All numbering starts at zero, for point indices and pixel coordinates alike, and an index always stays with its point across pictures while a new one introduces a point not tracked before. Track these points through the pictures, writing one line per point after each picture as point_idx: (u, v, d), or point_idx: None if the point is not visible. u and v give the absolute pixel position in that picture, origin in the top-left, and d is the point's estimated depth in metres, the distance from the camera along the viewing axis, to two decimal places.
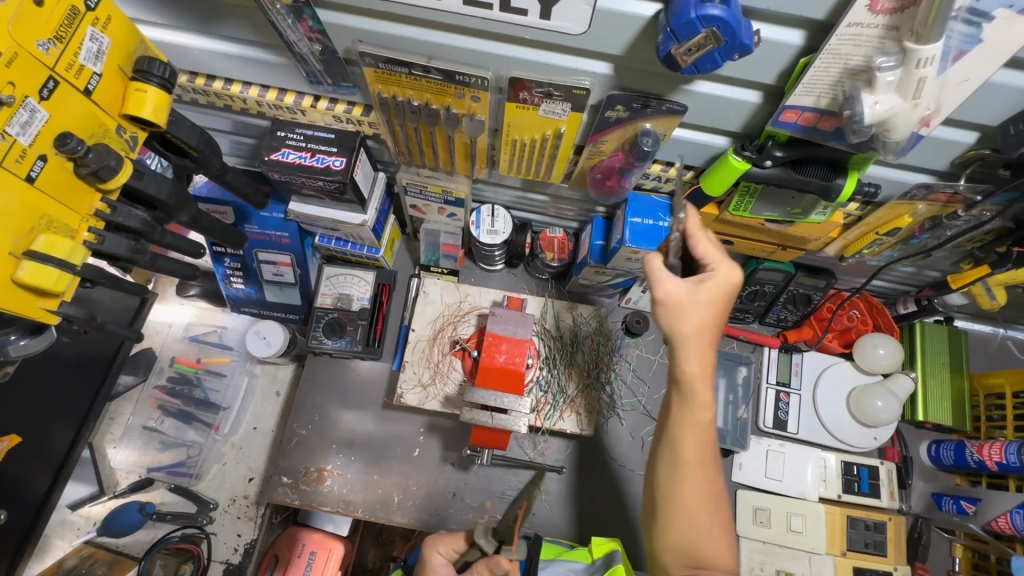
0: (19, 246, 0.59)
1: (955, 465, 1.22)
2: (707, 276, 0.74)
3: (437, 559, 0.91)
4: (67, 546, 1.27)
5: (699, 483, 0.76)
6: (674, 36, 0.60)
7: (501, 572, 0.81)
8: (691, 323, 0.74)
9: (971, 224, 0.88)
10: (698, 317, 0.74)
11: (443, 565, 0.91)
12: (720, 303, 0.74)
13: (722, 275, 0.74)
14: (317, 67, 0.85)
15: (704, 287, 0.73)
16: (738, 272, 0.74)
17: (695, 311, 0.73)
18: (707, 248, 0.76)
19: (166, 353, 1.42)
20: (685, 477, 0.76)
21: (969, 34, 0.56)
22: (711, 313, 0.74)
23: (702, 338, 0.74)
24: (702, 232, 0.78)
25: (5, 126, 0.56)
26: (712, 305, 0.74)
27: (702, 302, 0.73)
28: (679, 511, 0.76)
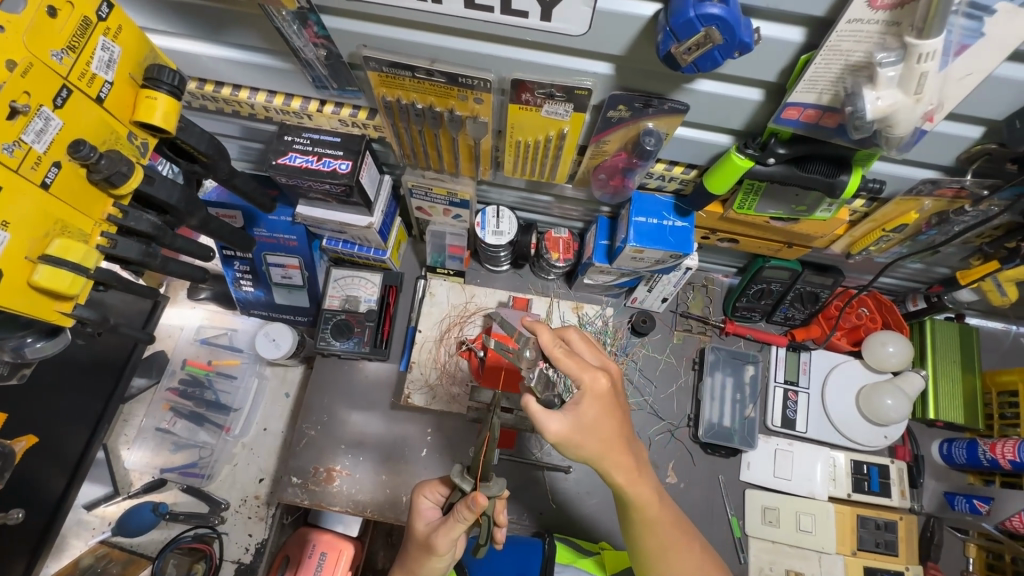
0: (34, 250, 0.61)
1: (968, 464, 1.21)
2: (581, 398, 0.75)
3: (423, 503, 0.91)
4: (83, 545, 1.29)
5: (660, 528, 0.83)
6: (674, 35, 0.60)
7: (476, 508, 0.77)
8: (592, 448, 0.75)
9: (979, 220, 0.87)
10: (597, 435, 0.75)
11: (428, 509, 0.90)
12: (602, 410, 0.75)
13: (589, 388, 0.75)
14: (323, 72, 0.87)
15: (581, 411, 0.74)
16: (603, 379, 0.75)
17: (589, 436, 0.74)
18: (570, 365, 0.76)
19: (177, 356, 1.45)
20: (654, 530, 0.83)
21: (970, 27, 0.56)
22: (605, 425, 0.75)
23: (609, 435, 0.75)
24: (559, 347, 0.76)
25: (21, 134, 0.58)
26: (598, 419, 0.75)
27: (590, 425, 0.74)
28: (663, 560, 0.84)
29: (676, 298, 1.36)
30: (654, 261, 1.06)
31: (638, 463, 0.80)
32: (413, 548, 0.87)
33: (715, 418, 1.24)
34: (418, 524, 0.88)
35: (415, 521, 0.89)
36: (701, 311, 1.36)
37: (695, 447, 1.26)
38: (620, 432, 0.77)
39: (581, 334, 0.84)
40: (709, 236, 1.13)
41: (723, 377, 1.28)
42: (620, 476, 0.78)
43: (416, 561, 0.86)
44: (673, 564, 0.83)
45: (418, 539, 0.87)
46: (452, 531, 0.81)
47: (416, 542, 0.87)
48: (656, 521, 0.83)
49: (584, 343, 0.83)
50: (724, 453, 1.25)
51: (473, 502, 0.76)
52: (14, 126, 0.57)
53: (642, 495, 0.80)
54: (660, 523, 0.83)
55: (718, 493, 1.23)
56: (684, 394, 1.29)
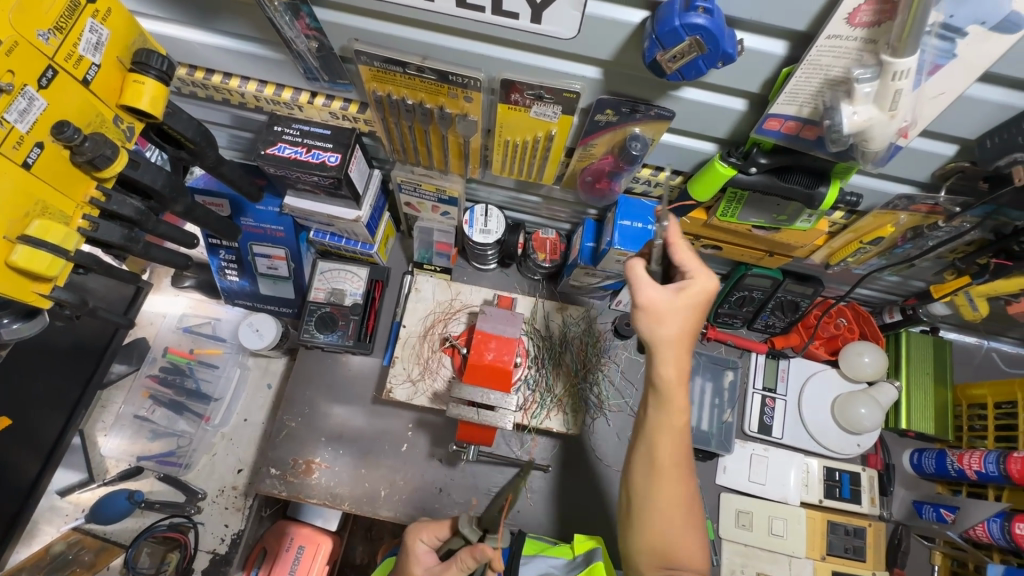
0: (13, 230, 0.60)
1: (936, 473, 1.23)
2: (689, 285, 0.77)
3: (420, 547, 0.91)
4: (55, 531, 1.28)
5: (669, 475, 0.80)
6: (659, 43, 0.62)
7: (482, 559, 0.79)
8: (669, 329, 0.77)
9: (952, 235, 0.89)
10: (679, 323, 0.78)
11: (425, 553, 0.91)
12: (695, 311, 0.78)
13: (703, 281, 0.78)
14: (314, 64, 0.86)
15: (687, 289, 0.77)
16: (718, 281, 0.77)
17: (674, 320, 0.77)
18: (691, 257, 0.79)
19: (159, 343, 1.44)
20: (661, 475, 0.80)
21: (943, 48, 0.57)
22: (682, 320, 0.78)
23: (682, 321, 0.78)
24: (683, 243, 0.80)
25: (3, 113, 0.57)
26: (689, 309, 0.77)
27: (687, 311, 0.77)
28: (653, 512, 0.80)
29: None
30: None
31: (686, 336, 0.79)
32: None
33: (693, 422, 1.26)
34: (417, 570, 0.88)
35: (413, 563, 0.89)
36: None
37: None
38: (693, 334, 0.79)
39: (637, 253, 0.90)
40: (693, 242, 1.15)
41: (702, 382, 1.30)
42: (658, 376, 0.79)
43: None
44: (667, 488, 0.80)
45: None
46: None
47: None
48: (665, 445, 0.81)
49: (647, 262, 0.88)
50: (701, 456, 1.27)
51: (482, 555, 0.79)
52: None
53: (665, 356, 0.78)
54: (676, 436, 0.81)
55: None
56: None
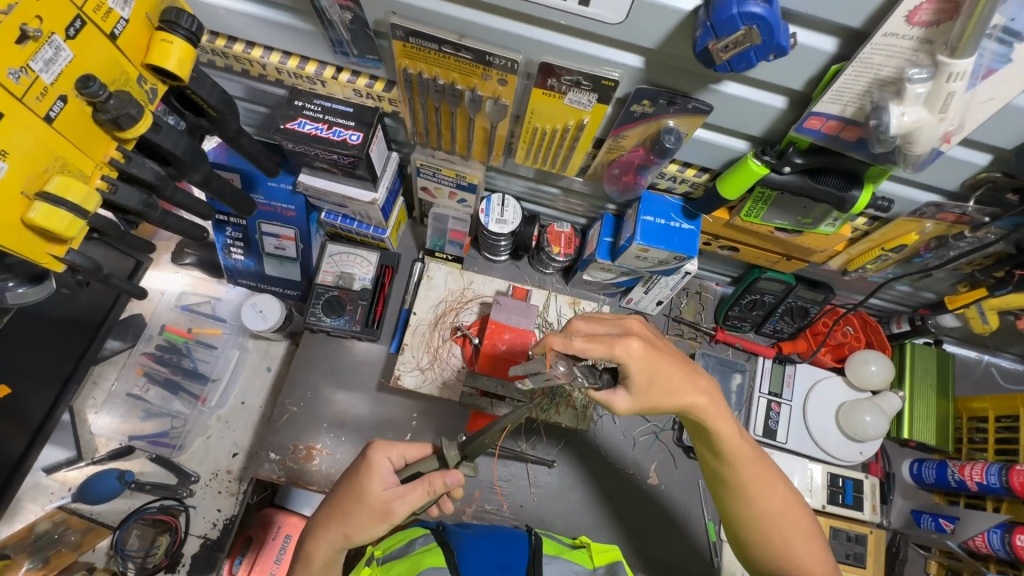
0: (31, 186, 0.57)
1: (936, 483, 1.25)
2: (625, 371, 0.75)
3: (383, 464, 0.81)
4: (39, 510, 1.24)
5: (776, 516, 0.81)
6: (713, 31, 0.61)
7: (451, 484, 0.78)
8: (669, 402, 0.77)
9: (975, 246, 0.90)
10: (663, 384, 0.76)
11: (388, 472, 0.81)
12: (651, 359, 0.75)
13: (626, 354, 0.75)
14: (344, 37, 0.84)
15: (630, 383, 0.76)
16: (631, 343, 0.74)
17: (655, 391, 0.76)
18: (598, 347, 0.74)
19: (156, 320, 1.39)
20: (768, 520, 0.81)
21: (999, 52, 0.57)
22: (662, 374, 0.76)
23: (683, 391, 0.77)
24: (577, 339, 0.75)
25: (29, 61, 0.54)
26: (653, 373, 0.76)
27: (645, 386, 0.76)
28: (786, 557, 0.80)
29: (670, 302, 1.37)
30: (657, 261, 1.07)
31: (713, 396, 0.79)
32: (358, 509, 0.78)
33: None
34: (375, 487, 0.79)
35: (370, 482, 0.79)
36: (693, 317, 1.38)
37: (677, 449, 1.26)
38: (681, 374, 0.77)
39: (585, 318, 0.80)
40: (711, 242, 1.14)
41: None
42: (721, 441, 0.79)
43: (361, 523, 0.78)
44: (762, 500, 0.81)
45: (371, 503, 0.78)
46: (413, 500, 0.78)
47: (364, 506, 0.78)
48: (744, 467, 0.81)
49: (593, 322, 0.80)
50: None
51: (453, 479, 0.78)
52: (23, 52, 0.53)
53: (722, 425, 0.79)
54: (746, 457, 0.81)
55: (698, 497, 1.23)
56: None
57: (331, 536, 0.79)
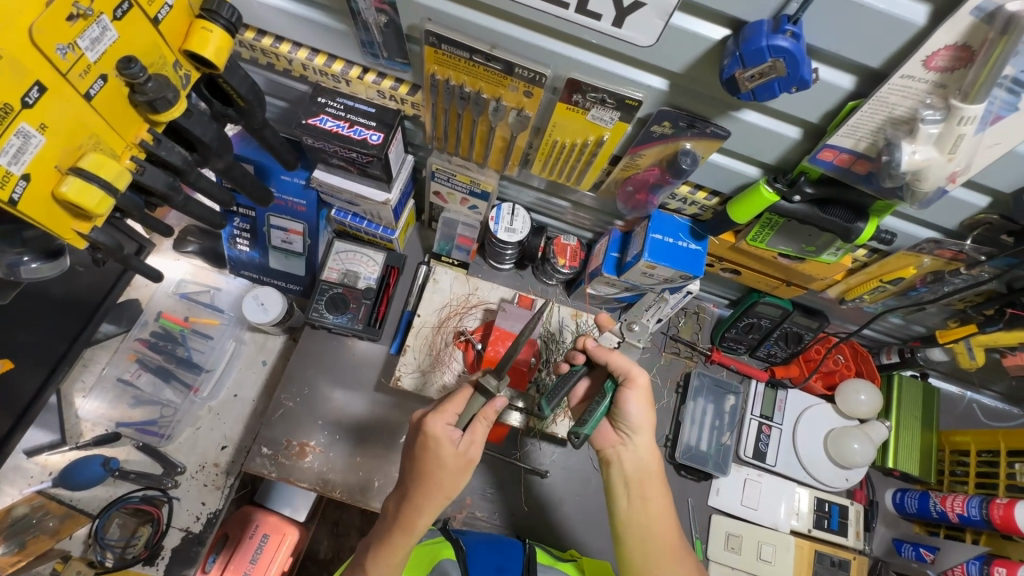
0: (65, 161, 0.57)
1: (918, 513, 1.28)
2: (638, 380, 0.90)
3: (443, 431, 0.85)
4: (17, 493, 1.21)
5: (660, 543, 0.89)
6: (741, 61, 0.63)
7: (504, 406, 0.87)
8: (646, 414, 0.92)
9: (969, 284, 0.94)
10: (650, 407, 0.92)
11: (451, 432, 0.86)
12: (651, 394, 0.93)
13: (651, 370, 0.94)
14: (376, 39, 0.85)
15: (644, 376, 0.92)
16: (648, 376, 0.90)
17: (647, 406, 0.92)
18: (622, 358, 0.91)
19: (153, 307, 1.37)
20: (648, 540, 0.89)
21: (1008, 101, 0.60)
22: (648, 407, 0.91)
23: (647, 422, 0.93)
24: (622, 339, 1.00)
25: (76, 38, 0.54)
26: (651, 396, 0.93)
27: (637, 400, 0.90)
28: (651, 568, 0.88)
29: (669, 321, 1.39)
30: (662, 279, 1.09)
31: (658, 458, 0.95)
32: (442, 472, 0.85)
33: (693, 441, 1.27)
34: (448, 450, 0.85)
35: (441, 448, 0.85)
36: (691, 336, 1.40)
37: (669, 467, 1.28)
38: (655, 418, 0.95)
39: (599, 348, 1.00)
40: (714, 263, 1.17)
41: (704, 403, 1.31)
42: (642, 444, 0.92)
43: (454, 479, 0.85)
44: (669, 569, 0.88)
45: (451, 463, 0.85)
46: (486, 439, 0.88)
47: (448, 468, 0.85)
48: (660, 536, 0.89)
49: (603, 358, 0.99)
50: (697, 476, 1.27)
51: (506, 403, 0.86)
52: (72, 28, 0.53)
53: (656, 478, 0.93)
54: (665, 521, 0.91)
55: (686, 515, 1.25)
56: (664, 415, 1.32)
57: (435, 502, 0.86)
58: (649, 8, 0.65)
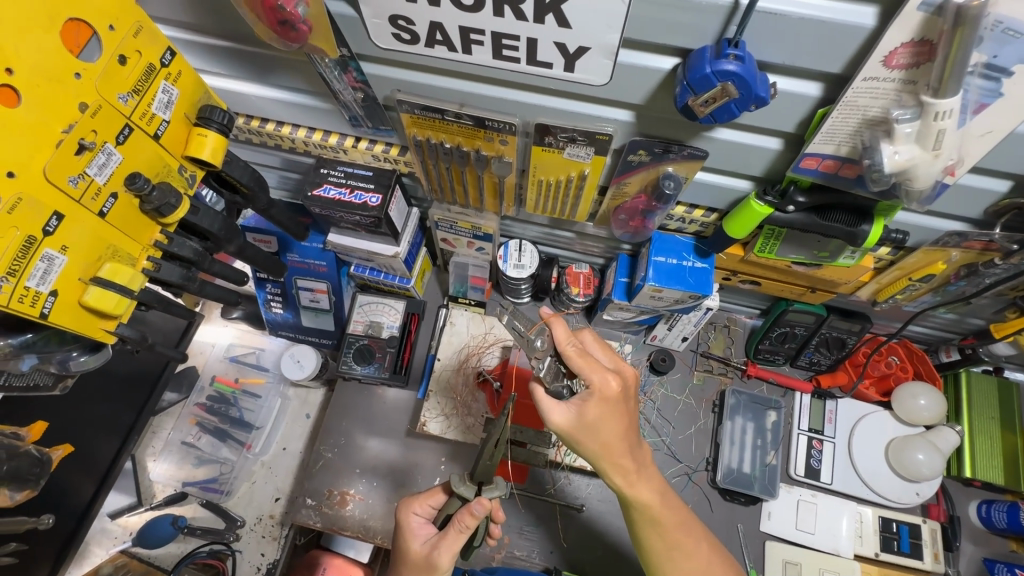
0: (86, 272, 0.66)
1: (1009, 529, 1.14)
2: (588, 398, 0.77)
3: (414, 520, 0.90)
4: (104, 554, 1.33)
5: (666, 528, 0.87)
6: (691, 89, 0.63)
7: (481, 513, 0.80)
8: (591, 447, 0.79)
9: (1012, 273, 0.84)
10: (597, 436, 0.78)
11: (421, 525, 0.90)
12: (605, 414, 0.77)
13: (599, 390, 0.77)
14: (359, 113, 0.92)
15: (586, 409, 0.76)
16: (611, 381, 0.77)
17: (590, 435, 0.78)
18: (582, 363, 0.77)
19: (208, 372, 1.50)
20: (659, 529, 0.87)
21: (988, 88, 0.56)
22: (607, 427, 0.78)
23: (612, 445, 0.79)
24: (573, 346, 0.77)
25: (85, 168, 0.63)
26: (601, 420, 0.77)
27: (591, 425, 0.77)
28: (669, 561, 0.88)
29: (697, 337, 1.34)
30: (673, 300, 1.06)
31: (639, 467, 0.84)
32: (409, 566, 0.86)
33: (734, 464, 1.21)
34: (414, 545, 0.87)
35: (409, 542, 0.88)
36: (722, 352, 1.33)
37: (713, 492, 1.21)
38: (620, 438, 0.79)
39: (595, 335, 0.88)
40: (730, 277, 1.13)
41: (743, 421, 1.25)
42: (619, 478, 0.83)
43: None
44: (678, 565, 0.88)
45: (414, 560, 0.86)
46: (453, 545, 0.83)
47: (411, 563, 0.86)
48: (665, 528, 0.87)
49: (597, 343, 0.86)
50: (743, 500, 1.20)
51: (478, 507, 0.79)
52: (80, 161, 0.62)
53: (643, 495, 0.84)
54: (665, 523, 0.87)
55: (738, 543, 1.17)
56: (702, 436, 1.26)
57: None
58: (594, 51, 0.66)
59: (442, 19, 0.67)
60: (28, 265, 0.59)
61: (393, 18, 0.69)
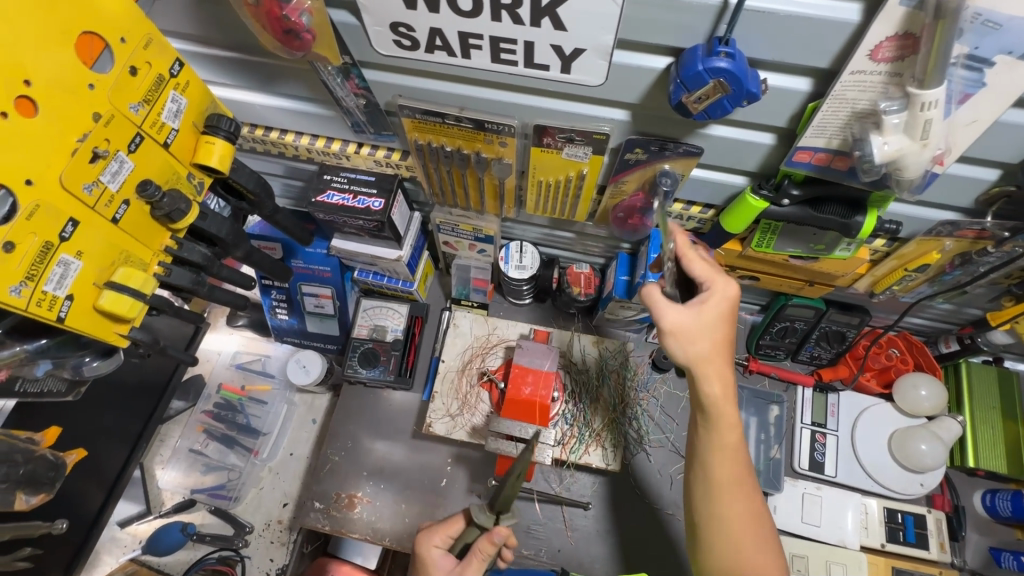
0: (101, 277, 0.67)
1: (1013, 517, 1.15)
2: (708, 296, 0.78)
3: (435, 552, 0.91)
4: (114, 562, 1.34)
5: (728, 462, 0.79)
6: (684, 86, 0.64)
7: (500, 540, 0.83)
8: (703, 346, 0.77)
9: (1005, 260, 0.86)
10: (709, 336, 0.77)
11: (442, 556, 0.90)
12: (722, 313, 0.78)
13: (720, 291, 0.79)
14: (361, 119, 0.94)
15: (705, 306, 0.78)
16: (737, 285, 0.79)
17: (704, 335, 0.77)
18: (704, 267, 0.82)
19: (214, 379, 1.52)
20: (719, 461, 0.79)
21: (971, 78, 0.58)
22: (719, 326, 0.78)
23: (716, 348, 0.78)
24: (694, 253, 0.84)
25: (99, 175, 0.65)
26: (716, 320, 0.78)
27: (709, 322, 0.77)
28: (718, 501, 0.79)
29: (698, 335, 1.36)
30: None
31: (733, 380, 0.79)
32: None
33: None
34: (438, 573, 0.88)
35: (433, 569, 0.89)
36: None
37: None
38: (728, 341, 0.79)
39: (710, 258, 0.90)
40: (729, 273, 1.14)
41: (746, 416, 1.26)
42: (714, 385, 0.77)
43: None
44: (728, 506, 0.79)
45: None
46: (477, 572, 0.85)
47: None
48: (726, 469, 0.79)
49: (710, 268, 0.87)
50: None
51: (498, 534, 0.82)
52: (95, 168, 0.64)
53: (725, 415, 0.78)
54: (741, 453, 0.79)
55: None
56: None
57: None
58: (590, 53, 0.68)
59: (441, 25, 0.69)
60: (46, 270, 0.60)
61: (393, 25, 0.71)
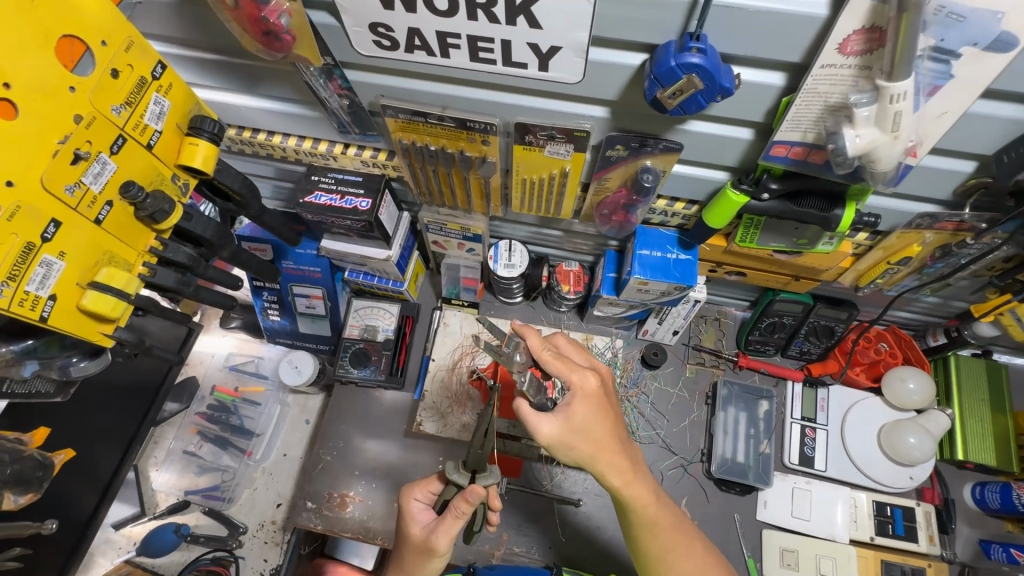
0: (84, 277, 0.68)
1: (1003, 509, 1.15)
2: (571, 399, 0.80)
3: (415, 505, 0.92)
4: (108, 564, 1.35)
5: (659, 530, 0.87)
6: (658, 82, 0.65)
7: (476, 500, 0.81)
8: (584, 449, 0.80)
9: (984, 251, 0.86)
10: (588, 437, 0.80)
11: (421, 511, 0.92)
12: (591, 411, 0.80)
13: (580, 388, 0.81)
14: (346, 119, 0.95)
15: (572, 412, 0.79)
16: (592, 377, 0.82)
17: (581, 437, 0.79)
18: (559, 365, 0.82)
19: (208, 381, 1.53)
20: (654, 532, 0.87)
21: (939, 70, 0.59)
22: (596, 424, 0.80)
23: (604, 439, 0.81)
24: (548, 351, 0.84)
25: (81, 177, 0.66)
26: (588, 419, 0.80)
27: (580, 427, 0.79)
28: (663, 563, 0.88)
29: (688, 331, 1.36)
30: (660, 293, 1.08)
31: (633, 465, 0.84)
32: (410, 550, 0.89)
33: (728, 453, 1.22)
34: (414, 529, 0.90)
35: (410, 526, 0.90)
36: (714, 344, 1.35)
37: (709, 482, 1.22)
38: (611, 433, 0.82)
39: (567, 338, 0.94)
40: (716, 269, 1.15)
41: (736, 412, 1.26)
42: (615, 479, 0.83)
43: (416, 564, 0.89)
44: (675, 567, 0.87)
45: (416, 542, 0.89)
46: (451, 529, 0.85)
47: (415, 547, 0.89)
48: (663, 532, 0.87)
49: (572, 345, 0.92)
50: (738, 490, 1.21)
51: (473, 494, 0.80)
52: (76, 170, 0.65)
53: (640, 497, 0.84)
54: (661, 525, 0.87)
55: (735, 531, 1.18)
56: (696, 429, 1.27)
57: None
58: (566, 50, 0.69)
59: (419, 25, 0.70)
60: (28, 270, 0.61)
61: (372, 25, 0.72)
